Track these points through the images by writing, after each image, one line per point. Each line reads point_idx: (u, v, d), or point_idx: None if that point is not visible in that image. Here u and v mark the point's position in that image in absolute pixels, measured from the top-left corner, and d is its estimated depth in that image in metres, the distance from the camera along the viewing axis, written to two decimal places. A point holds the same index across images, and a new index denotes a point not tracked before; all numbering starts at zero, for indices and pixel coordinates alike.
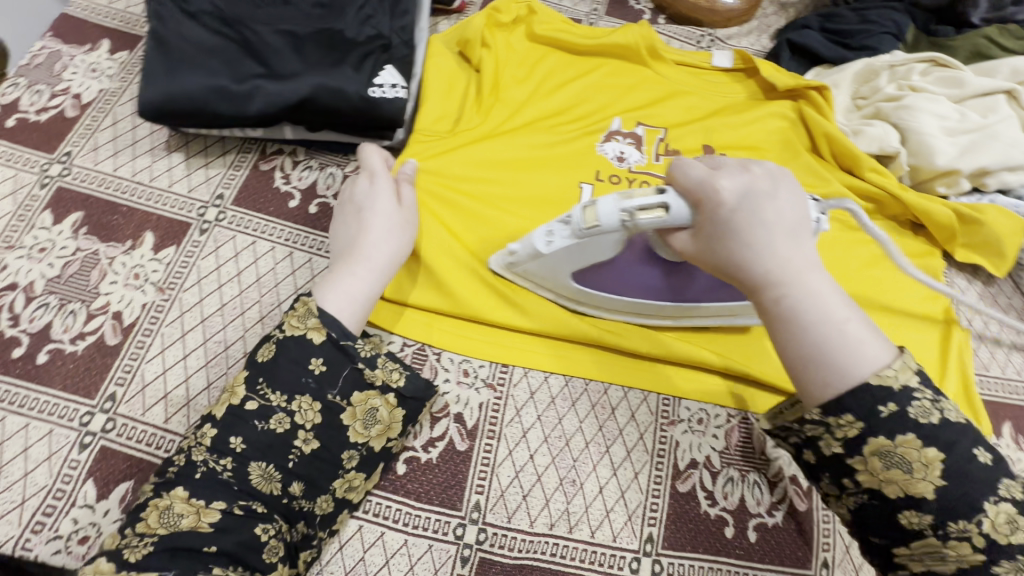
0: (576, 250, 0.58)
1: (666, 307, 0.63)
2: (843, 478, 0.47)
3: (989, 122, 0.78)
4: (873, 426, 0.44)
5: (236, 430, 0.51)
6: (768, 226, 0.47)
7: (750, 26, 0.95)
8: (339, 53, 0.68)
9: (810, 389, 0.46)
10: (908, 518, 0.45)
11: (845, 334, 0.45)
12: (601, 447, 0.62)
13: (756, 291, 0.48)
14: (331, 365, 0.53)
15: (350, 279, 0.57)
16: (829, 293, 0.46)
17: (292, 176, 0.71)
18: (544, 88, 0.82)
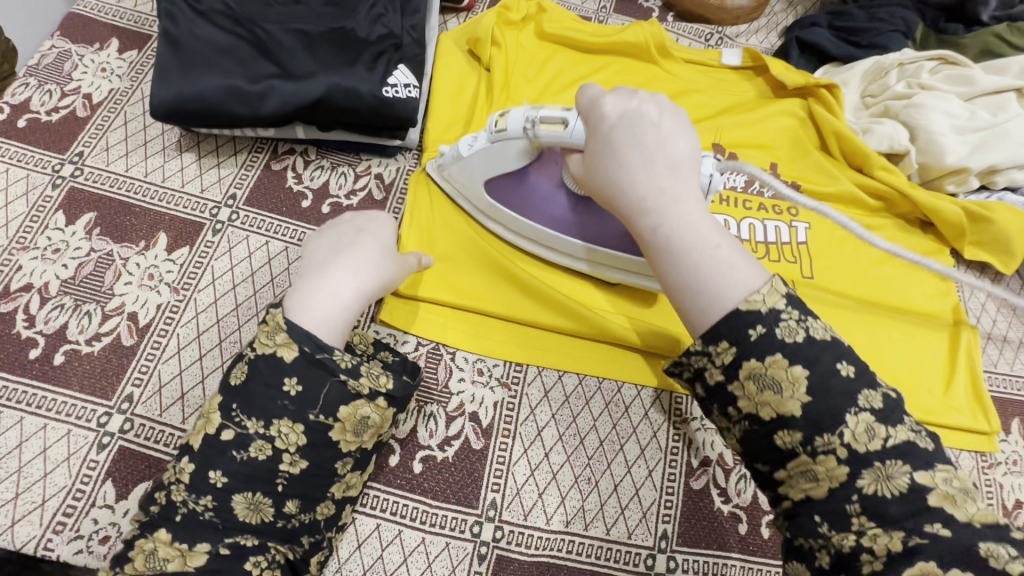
0: (486, 159, 0.61)
1: (574, 245, 0.65)
2: (727, 406, 0.47)
3: (999, 121, 0.78)
4: (743, 350, 0.44)
5: (212, 466, 0.48)
6: (646, 150, 0.50)
7: (759, 23, 0.95)
8: (352, 52, 0.68)
9: (693, 319, 0.47)
10: (783, 438, 0.44)
11: (717, 262, 0.46)
12: (615, 446, 0.63)
13: (637, 218, 0.50)
14: (308, 385, 0.49)
15: (326, 293, 0.52)
16: (703, 222, 0.48)
17: (304, 176, 0.71)
18: (553, 87, 0.83)
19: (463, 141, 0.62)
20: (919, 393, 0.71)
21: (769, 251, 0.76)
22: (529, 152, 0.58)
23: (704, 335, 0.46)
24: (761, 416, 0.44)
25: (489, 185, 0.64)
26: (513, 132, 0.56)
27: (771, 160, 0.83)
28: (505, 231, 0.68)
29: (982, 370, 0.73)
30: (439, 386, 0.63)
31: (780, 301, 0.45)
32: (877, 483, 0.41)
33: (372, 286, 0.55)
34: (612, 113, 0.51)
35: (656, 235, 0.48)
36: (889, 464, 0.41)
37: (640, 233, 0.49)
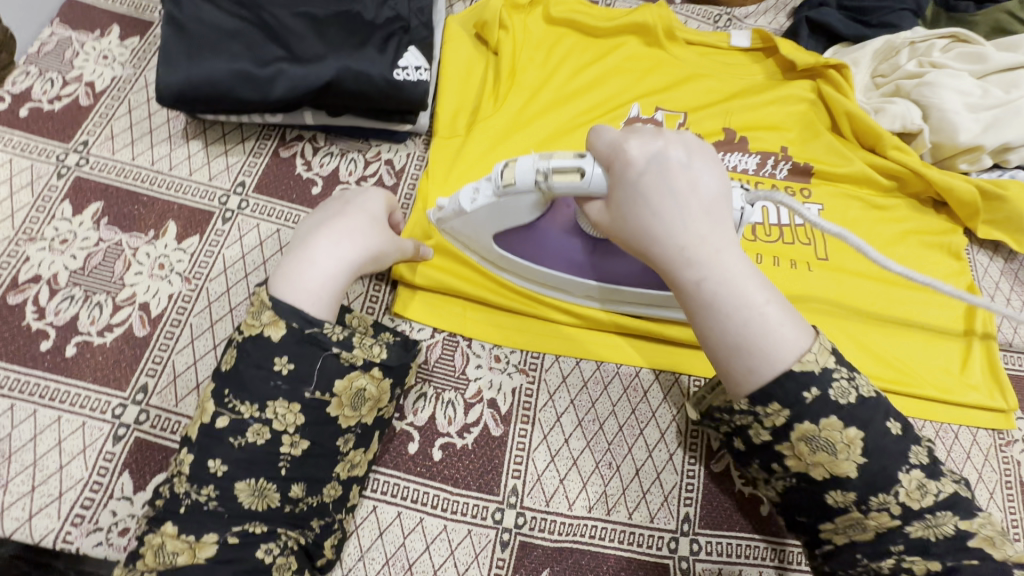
0: (492, 213, 0.55)
1: (590, 285, 0.62)
2: (772, 462, 0.49)
3: (1012, 98, 0.78)
4: (797, 413, 0.45)
5: (213, 450, 0.47)
6: (680, 198, 0.47)
7: (768, 4, 0.94)
8: (362, 35, 0.67)
9: (740, 378, 0.47)
10: (834, 496, 0.47)
11: (765, 319, 0.45)
12: (635, 430, 0.62)
13: (676, 270, 0.47)
14: (300, 362, 0.49)
15: (307, 267, 0.52)
16: (747, 274, 0.46)
17: (313, 163, 0.70)
18: (562, 71, 0.82)
19: (462, 193, 0.54)
20: (934, 371, 0.71)
21: (784, 234, 0.75)
22: (542, 203, 0.53)
23: (752, 396, 0.46)
24: (814, 476, 0.46)
25: (497, 238, 0.59)
26: (522, 184, 0.51)
27: (782, 142, 0.82)
28: (521, 281, 0.65)
29: (998, 350, 0.73)
30: (456, 373, 0.63)
31: (829, 359, 0.46)
32: (924, 531, 0.45)
33: (357, 256, 0.55)
34: (640, 156, 0.48)
35: (702, 291, 0.46)
36: (937, 515, 0.45)
37: (679, 287, 0.47)
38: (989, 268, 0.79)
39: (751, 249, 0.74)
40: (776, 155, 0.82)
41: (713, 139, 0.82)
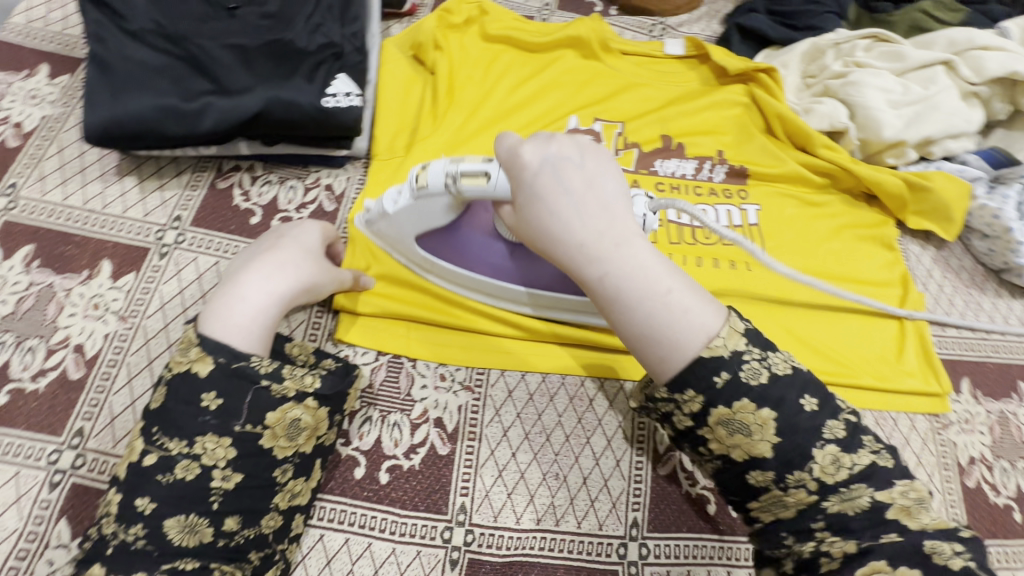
0: (411, 215, 0.57)
1: (518, 291, 0.64)
2: (698, 446, 0.51)
3: (930, 93, 0.80)
4: (711, 398, 0.47)
5: (140, 489, 0.47)
6: (575, 195, 0.48)
7: (700, 12, 0.96)
8: (291, 64, 0.67)
9: (655, 366, 0.49)
10: (755, 476, 0.48)
11: (669, 307, 0.47)
12: (581, 439, 0.63)
13: (582, 268, 0.49)
14: (229, 397, 0.49)
15: (236, 302, 0.52)
16: (650, 265, 0.48)
17: (251, 193, 0.71)
18: (500, 86, 0.83)
19: (387, 196, 0.57)
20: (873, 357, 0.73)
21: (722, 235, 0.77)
22: (455, 206, 0.55)
23: (669, 382, 0.48)
24: (733, 457, 0.48)
25: (421, 240, 0.61)
26: (434, 188, 0.53)
27: (718, 146, 0.85)
28: (447, 285, 0.66)
29: (931, 336, 0.76)
30: (402, 395, 0.63)
31: (739, 342, 0.47)
32: (841, 504, 0.46)
33: (289, 289, 0.55)
34: (533, 160, 0.48)
35: (606, 286, 0.48)
36: (851, 486, 0.47)
37: (587, 284, 0.49)
38: (922, 256, 0.82)
39: (686, 252, 0.76)
40: (712, 158, 0.84)
41: (651, 147, 0.84)
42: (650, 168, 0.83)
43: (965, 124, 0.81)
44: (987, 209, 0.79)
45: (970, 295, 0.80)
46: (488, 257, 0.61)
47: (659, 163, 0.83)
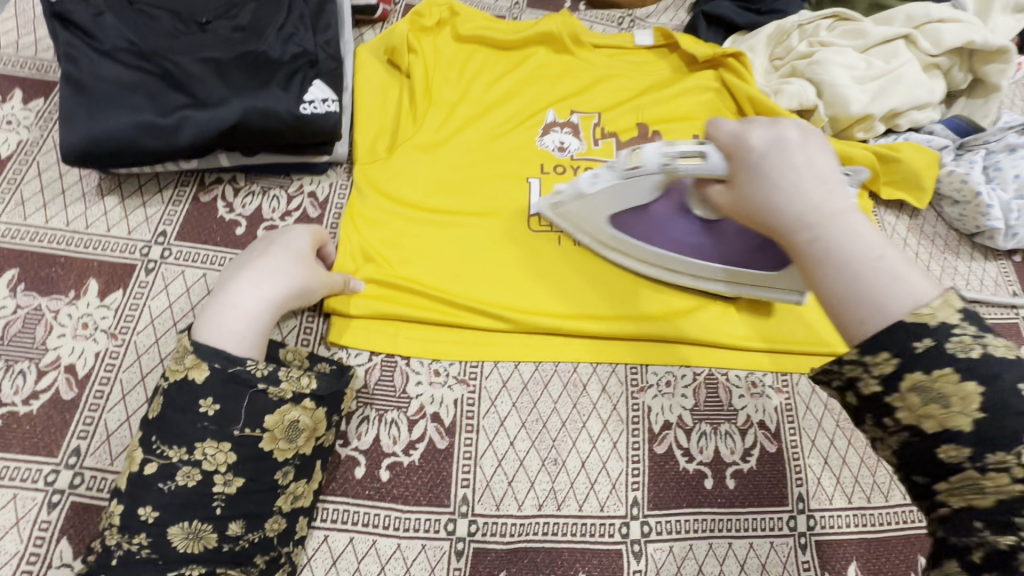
0: (613, 194, 0.64)
1: (715, 270, 0.68)
2: (881, 416, 0.39)
3: (893, 68, 0.83)
4: (907, 360, 0.36)
5: (142, 497, 0.48)
6: (800, 170, 0.44)
7: (667, 3, 0.98)
8: (265, 74, 0.68)
9: (848, 331, 0.40)
10: (947, 453, 0.36)
11: (880, 272, 0.39)
12: (578, 423, 0.64)
13: (789, 233, 0.43)
14: (225, 403, 0.50)
15: (229, 309, 0.54)
16: (866, 234, 0.41)
17: (235, 205, 0.71)
18: (476, 86, 0.84)
19: (584, 178, 0.64)
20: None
21: None
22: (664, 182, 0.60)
23: (862, 344, 0.38)
24: (921, 427, 0.37)
25: (613, 220, 0.68)
26: (647, 166, 0.58)
27: (693, 131, 0.87)
28: (625, 261, 0.71)
29: None
30: (397, 393, 0.64)
31: (954, 315, 0.36)
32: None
33: (279, 294, 0.56)
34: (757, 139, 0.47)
35: (815, 249, 0.41)
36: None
37: (794, 250, 0.43)
38: (897, 226, 0.84)
39: None
40: None
41: (627, 136, 0.86)
42: None
43: (929, 95, 0.83)
44: (955, 175, 0.81)
45: (946, 259, 0.82)
46: (679, 235, 0.66)
47: None
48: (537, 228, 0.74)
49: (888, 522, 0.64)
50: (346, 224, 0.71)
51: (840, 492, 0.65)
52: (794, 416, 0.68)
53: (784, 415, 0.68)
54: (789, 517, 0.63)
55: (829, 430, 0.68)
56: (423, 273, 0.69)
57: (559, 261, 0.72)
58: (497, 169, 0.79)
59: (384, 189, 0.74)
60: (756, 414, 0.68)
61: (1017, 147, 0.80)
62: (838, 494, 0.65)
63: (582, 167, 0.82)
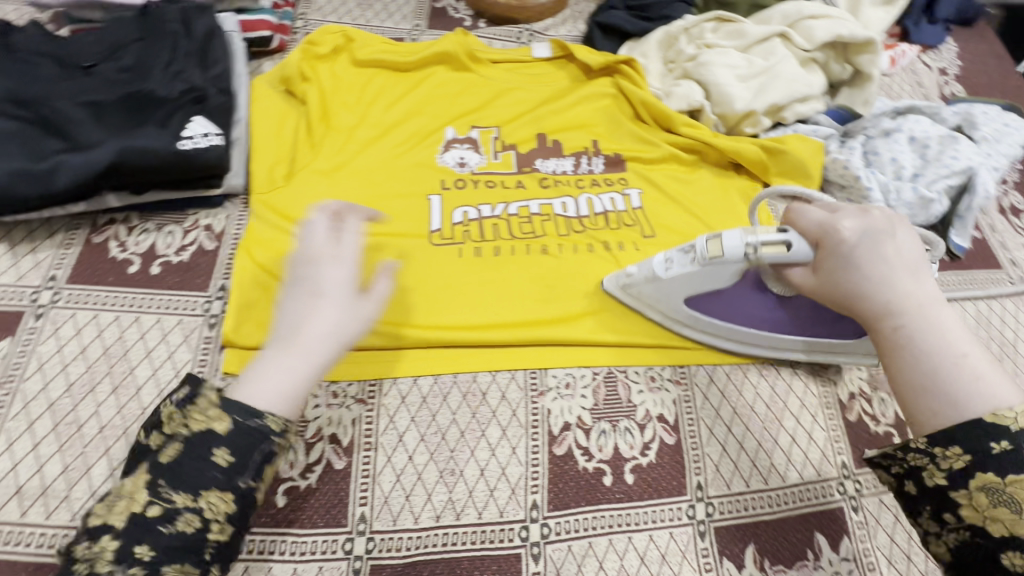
0: (687, 278, 0.66)
1: (791, 339, 0.71)
2: (944, 511, 0.42)
3: (771, 64, 0.87)
4: (980, 459, 0.39)
5: (136, 541, 0.40)
6: (890, 263, 0.47)
7: (565, 16, 1.02)
8: (146, 114, 0.70)
9: (920, 418, 0.43)
10: (1011, 559, 0.38)
11: (962, 372, 0.42)
12: (476, 432, 0.66)
13: (872, 319, 0.47)
14: (240, 454, 0.44)
15: (272, 365, 0.47)
16: (951, 331, 0.44)
17: (128, 244, 0.72)
18: (375, 108, 0.86)
19: (657, 262, 0.68)
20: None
21: (606, 220, 0.80)
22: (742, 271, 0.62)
23: (932, 435, 0.42)
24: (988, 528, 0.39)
25: (688, 301, 0.70)
26: (728, 256, 0.61)
27: (591, 137, 0.88)
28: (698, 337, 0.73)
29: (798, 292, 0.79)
30: None
31: None
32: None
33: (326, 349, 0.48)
34: (850, 233, 0.50)
35: (899, 337, 0.45)
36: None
37: (875, 335, 0.46)
38: None
39: (564, 242, 0.78)
40: (588, 151, 0.87)
41: (527, 146, 0.87)
42: (532, 165, 0.85)
43: (808, 87, 0.88)
44: (838, 161, 0.84)
45: None
46: (753, 310, 0.69)
47: (539, 161, 0.86)
48: (437, 241, 0.76)
49: (786, 502, 0.66)
50: (241, 255, 0.71)
51: (738, 478, 0.67)
52: (692, 406, 0.70)
53: (682, 407, 0.70)
54: (688, 506, 0.65)
55: (726, 418, 0.70)
56: None
57: (460, 272, 0.74)
58: (399, 189, 0.80)
59: (286, 217, 0.75)
60: (655, 407, 0.69)
61: (892, 131, 0.85)
62: (736, 480, 0.67)
63: (483, 180, 0.83)
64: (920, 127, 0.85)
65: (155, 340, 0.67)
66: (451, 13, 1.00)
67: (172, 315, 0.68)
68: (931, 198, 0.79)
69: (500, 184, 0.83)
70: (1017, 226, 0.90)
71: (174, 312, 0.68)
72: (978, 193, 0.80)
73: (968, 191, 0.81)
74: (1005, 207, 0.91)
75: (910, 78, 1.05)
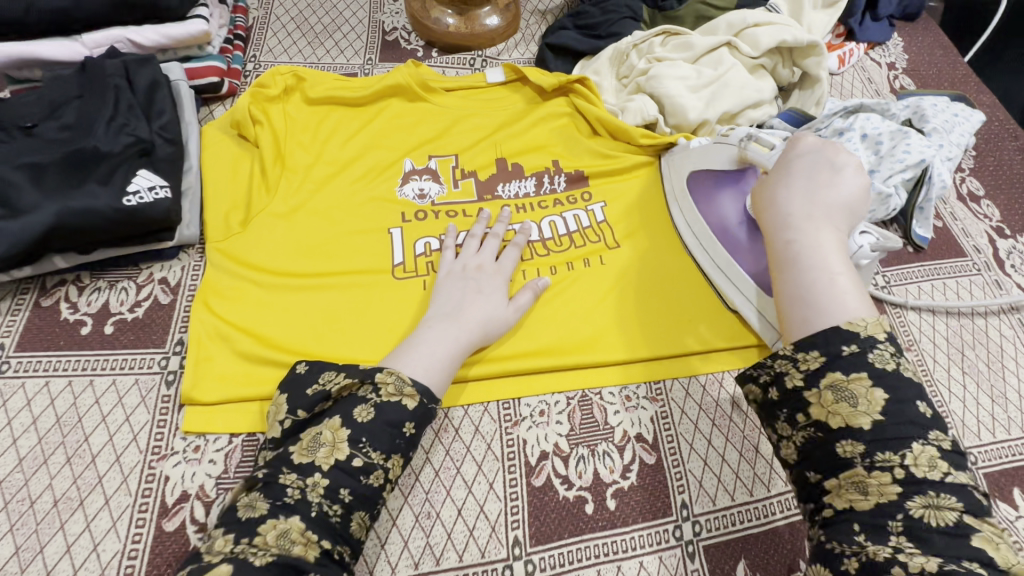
0: (699, 151, 0.78)
1: (751, 284, 0.71)
2: (796, 413, 0.49)
3: (720, 73, 0.88)
4: (831, 360, 0.47)
5: (343, 484, 0.52)
6: (814, 186, 0.55)
7: (516, 39, 1.03)
8: (87, 172, 0.69)
9: (792, 322, 0.51)
10: (844, 448, 0.45)
11: (834, 287, 0.50)
12: (451, 470, 0.65)
13: (778, 231, 0.55)
14: (420, 426, 0.57)
15: (442, 335, 0.63)
16: (832, 251, 0.51)
17: (80, 304, 0.70)
18: (330, 145, 0.85)
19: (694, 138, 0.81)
20: (688, 330, 0.74)
21: (572, 241, 0.79)
22: (734, 159, 0.74)
23: (797, 338, 0.50)
24: (829, 422, 0.46)
25: (693, 175, 0.79)
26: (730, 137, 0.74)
27: (552, 158, 0.88)
28: (677, 223, 0.80)
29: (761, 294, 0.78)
30: None
31: (881, 331, 0.48)
32: (925, 509, 0.42)
33: (473, 336, 0.65)
34: (800, 151, 0.58)
35: (791, 248, 0.53)
36: (941, 494, 0.42)
37: (775, 246, 0.54)
38: None
39: (527, 266, 0.77)
40: (549, 171, 0.87)
41: (487, 172, 0.87)
42: (492, 192, 0.84)
43: (758, 93, 0.89)
44: None
45: None
46: (729, 219, 0.74)
47: (500, 187, 0.85)
48: (400, 275, 0.74)
49: (774, 512, 0.64)
50: (197, 308, 0.70)
51: (722, 492, 0.65)
52: (670, 423, 0.69)
53: (660, 424, 0.69)
54: (675, 527, 0.63)
55: (705, 431, 0.69)
56: (289, 337, 0.68)
57: (423, 306, 0.72)
58: (357, 223, 0.79)
59: (245, 262, 0.73)
60: (632, 428, 0.68)
61: (844, 131, 0.85)
62: (721, 494, 0.65)
63: (444, 210, 0.82)
64: (871, 125, 0.84)
65: (110, 404, 0.64)
66: (403, 44, 1.01)
67: (127, 374, 0.66)
68: (888, 193, 0.80)
69: (461, 213, 0.81)
70: (976, 212, 0.91)
71: (128, 372, 0.66)
72: (934, 183, 0.82)
73: (924, 182, 0.82)
74: (963, 194, 0.92)
75: (861, 75, 1.07)
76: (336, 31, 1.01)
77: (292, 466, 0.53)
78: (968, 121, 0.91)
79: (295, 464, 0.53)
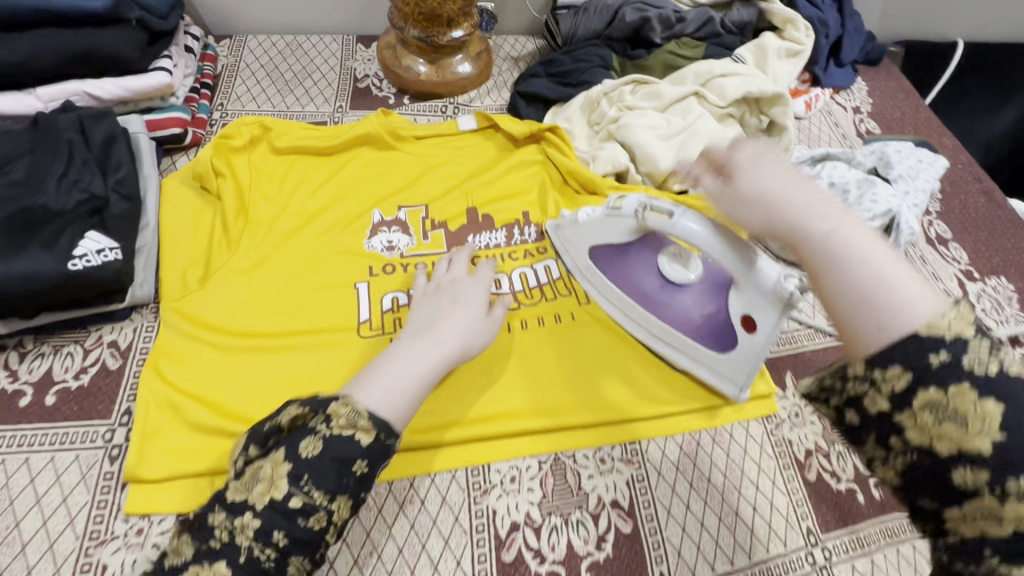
0: (596, 226, 0.71)
1: (693, 344, 0.69)
2: (888, 437, 0.39)
3: (689, 123, 0.89)
4: (920, 376, 0.37)
5: (277, 527, 0.48)
6: (796, 175, 0.46)
7: (488, 86, 1.04)
8: (31, 231, 0.65)
9: (869, 336, 0.39)
10: (962, 475, 0.36)
11: (894, 278, 0.40)
12: (416, 547, 0.61)
13: (801, 228, 0.43)
14: (372, 466, 0.51)
15: (421, 355, 0.58)
16: (868, 236, 0.42)
17: (20, 372, 0.66)
18: (298, 196, 0.83)
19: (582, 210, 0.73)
20: (654, 388, 0.72)
21: (543, 293, 0.78)
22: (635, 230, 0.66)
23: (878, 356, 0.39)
24: (936, 448, 0.36)
25: (594, 249, 0.73)
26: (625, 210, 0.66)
27: (524, 207, 0.87)
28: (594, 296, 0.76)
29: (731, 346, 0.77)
30: None
31: (970, 327, 0.37)
32: None
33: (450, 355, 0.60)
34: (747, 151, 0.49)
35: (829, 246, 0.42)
36: None
37: (810, 243, 0.42)
38: None
39: None
40: (520, 221, 0.85)
41: (458, 222, 0.85)
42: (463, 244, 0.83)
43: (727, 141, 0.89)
44: None
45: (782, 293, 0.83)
46: (648, 287, 0.71)
47: (471, 238, 0.83)
48: (365, 334, 0.72)
49: None
50: (147, 373, 0.66)
51: (703, 562, 0.62)
52: (647, 486, 0.66)
53: (636, 488, 0.66)
54: None
55: (683, 494, 0.66)
56: (242, 402, 0.65)
57: None
58: (318, 278, 0.76)
59: (200, 321, 0.70)
60: (607, 493, 0.65)
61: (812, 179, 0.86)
62: (702, 565, 0.62)
63: (413, 263, 0.79)
64: (837, 173, 0.87)
65: (46, 483, 0.60)
66: (374, 91, 1.00)
67: (67, 450, 0.61)
68: None
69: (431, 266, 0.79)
70: (945, 255, 0.91)
71: (68, 447, 0.62)
72: (903, 230, 0.82)
73: (892, 229, 0.82)
74: (931, 237, 0.93)
75: (828, 119, 1.09)
76: (307, 78, 1.00)
77: (229, 505, 0.49)
78: (933, 166, 0.92)
79: (227, 501, 0.49)
